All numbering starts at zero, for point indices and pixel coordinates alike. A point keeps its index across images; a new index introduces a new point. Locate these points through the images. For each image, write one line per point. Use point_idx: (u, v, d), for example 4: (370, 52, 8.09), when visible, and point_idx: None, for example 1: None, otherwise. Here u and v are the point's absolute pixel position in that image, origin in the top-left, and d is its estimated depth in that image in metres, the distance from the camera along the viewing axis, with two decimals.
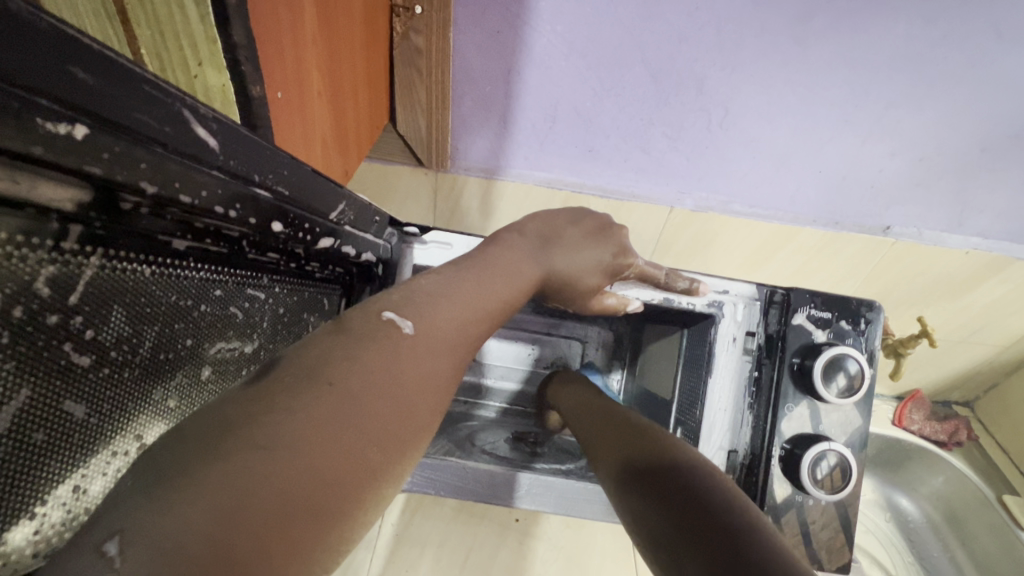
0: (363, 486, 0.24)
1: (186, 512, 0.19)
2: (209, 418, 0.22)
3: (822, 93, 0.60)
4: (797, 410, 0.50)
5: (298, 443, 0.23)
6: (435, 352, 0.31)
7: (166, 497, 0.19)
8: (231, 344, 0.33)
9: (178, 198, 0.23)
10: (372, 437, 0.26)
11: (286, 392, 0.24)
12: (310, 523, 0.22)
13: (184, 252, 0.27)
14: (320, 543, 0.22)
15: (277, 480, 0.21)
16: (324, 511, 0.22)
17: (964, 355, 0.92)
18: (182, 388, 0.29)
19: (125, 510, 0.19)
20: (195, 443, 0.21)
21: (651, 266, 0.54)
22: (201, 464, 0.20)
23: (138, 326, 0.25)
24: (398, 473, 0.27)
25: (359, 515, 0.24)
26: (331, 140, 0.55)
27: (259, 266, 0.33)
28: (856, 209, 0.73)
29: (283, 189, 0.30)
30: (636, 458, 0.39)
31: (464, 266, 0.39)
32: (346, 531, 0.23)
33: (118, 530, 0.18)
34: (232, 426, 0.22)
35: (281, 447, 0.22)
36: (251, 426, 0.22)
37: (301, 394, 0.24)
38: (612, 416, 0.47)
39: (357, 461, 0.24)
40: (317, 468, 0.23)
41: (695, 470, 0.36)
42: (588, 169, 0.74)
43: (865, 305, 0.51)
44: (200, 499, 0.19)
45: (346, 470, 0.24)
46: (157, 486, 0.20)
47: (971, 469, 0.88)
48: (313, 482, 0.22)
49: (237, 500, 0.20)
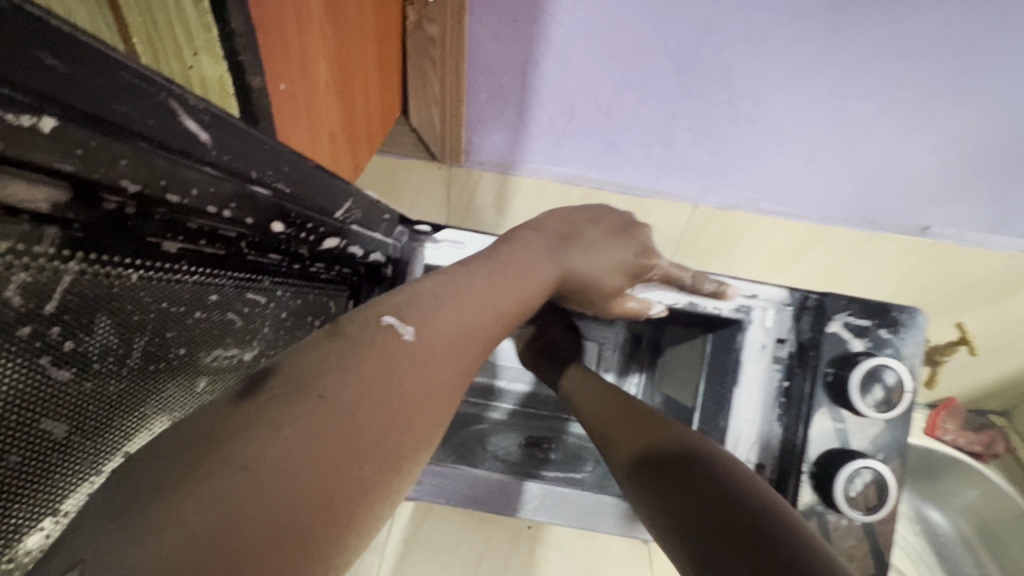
0: (357, 511, 0.22)
1: (158, 541, 0.17)
2: (190, 432, 0.20)
3: (859, 86, 0.56)
4: (833, 423, 0.47)
5: (287, 465, 0.20)
6: (439, 364, 0.29)
7: (138, 524, 0.17)
8: (229, 351, 0.30)
9: (166, 197, 0.21)
10: (369, 454, 0.23)
11: (275, 407, 0.22)
12: (300, 551, 0.20)
13: (177, 255, 0.24)
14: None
15: (263, 503, 0.19)
16: (315, 540, 0.20)
17: (1005, 363, 0.87)
18: (174, 399, 0.27)
19: (89, 535, 0.17)
20: (178, 460, 0.19)
21: (676, 267, 0.51)
22: (180, 490, 0.18)
23: (126, 335, 0.23)
24: (396, 494, 0.25)
25: (354, 540, 0.22)
26: (340, 134, 0.53)
27: (260, 268, 0.31)
28: (891, 209, 0.70)
29: (284, 186, 0.27)
30: (666, 477, 0.34)
31: (475, 267, 0.37)
32: (339, 558, 0.21)
33: (79, 560, 0.16)
34: (214, 442, 0.20)
35: (267, 468, 0.20)
36: (237, 445, 0.20)
37: (290, 409, 0.22)
38: (625, 418, 0.42)
39: (350, 481, 0.22)
40: (305, 490, 0.21)
41: (735, 493, 0.31)
42: (607, 164, 0.71)
43: (904, 311, 0.47)
44: (175, 527, 0.17)
45: (339, 493, 0.22)
46: (130, 510, 0.18)
47: (1008, 482, 0.83)
48: (302, 507, 0.20)
49: (218, 529, 0.18)
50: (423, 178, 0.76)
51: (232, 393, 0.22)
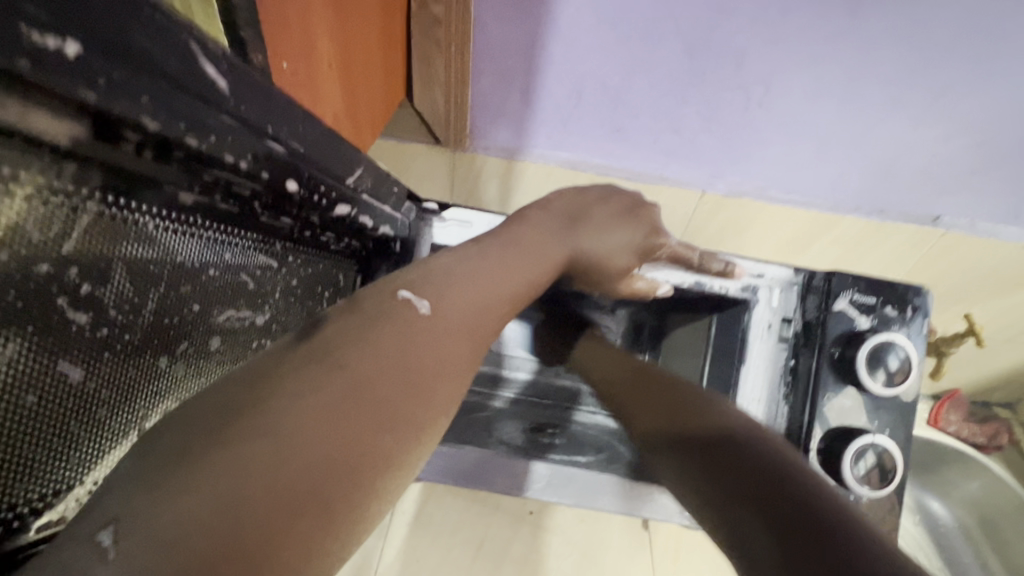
0: (377, 476, 0.22)
1: (185, 500, 0.17)
2: (214, 397, 0.20)
3: (873, 71, 0.56)
4: (838, 401, 0.46)
5: (307, 429, 0.20)
6: (454, 334, 0.28)
7: (169, 485, 0.17)
8: (242, 313, 0.30)
9: (185, 141, 0.21)
10: (387, 420, 0.23)
11: (293, 372, 0.22)
12: (322, 515, 0.19)
13: (191, 208, 0.24)
14: (332, 540, 0.20)
15: (284, 466, 0.19)
16: (337, 504, 0.20)
17: (1009, 356, 0.87)
18: (189, 356, 0.27)
19: (118, 498, 0.17)
20: (203, 422, 0.19)
21: (684, 247, 0.51)
22: (206, 453, 0.18)
23: (141, 285, 0.23)
24: (416, 463, 0.25)
25: (375, 505, 0.22)
26: (343, 115, 0.52)
27: (273, 231, 0.31)
28: (901, 198, 0.69)
29: (298, 145, 0.27)
30: (717, 472, 0.31)
31: (485, 244, 0.36)
32: (362, 525, 0.21)
33: (113, 519, 0.16)
34: (240, 408, 0.20)
35: (286, 433, 0.20)
36: (259, 412, 0.20)
37: (307, 373, 0.22)
38: (665, 405, 0.39)
39: (370, 448, 0.22)
40: (326, 453, 0.20)
41: (794, 491, 0.28)
42: (614, 149, 0.70)
43: (913, 291, 0.47)
44: (203, 488, 0.17)
45: (360, 458, 0.21)
46: (156, 470, 0.18)
47: (1009, 475, 0.83)
48: (324, 471, 0.20)
49: (243, 489, 0.18)
50: (428, 163, 0.76)
51: (255, 362, 0.23)
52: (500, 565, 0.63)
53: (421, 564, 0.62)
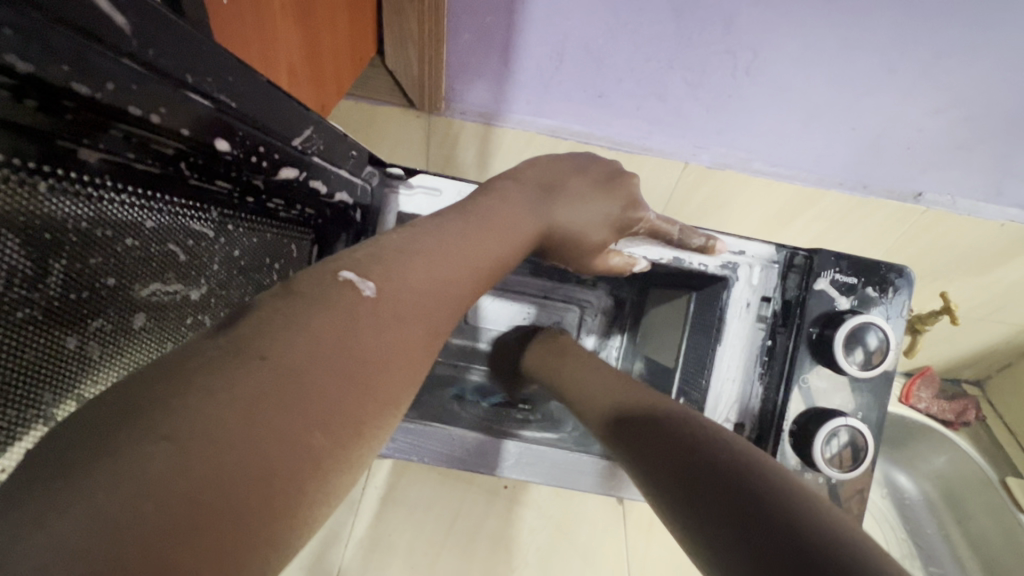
0: (305, 481, 0.20)
1: (54, 524, 0.15)
2: (109, 398, 0.18)
3: (865, 37, 0.54)
4: (812, 382, 0.46)
5: (216, 434, 0.18)
6: (405, 318, 0.26)
7: (40, 503, 0.15)
8: (171, 287, 0.27)
9: (73, 88, 0.17)
10: (319, 419, 0.21)
11: (206, 368, 0.20)
12: (233, 531, 0.17)
13: (98, 167, 0.21)
14: (246, 558, 0.17)
15: (190, 478, 0.17)
16: (255, 507, 0.18)
17: (981, 334, 0.88)
18: (105, 334, 0.24)
19: None
20: (90, 429, 0.17)
21: (664, 220, 0.48)
22: (90, 464, 0.16)
23: (39, 256, 0.20)
24: (354, 463, 0.22)
25: (303, 511, 0.20)
26: (303, 71, 0.47)
27: (205, 197, 0.28)
28: (886, 173, 0.67)
29: (228, 99, 0.24)
30: (695, 498, 0.28)
31: (447, 218, 0.34)
32: (287, 535, 0.19)
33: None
34: (138, 407, 0.18)
35: (191, 438, 0.18)
36: (163, 410, 0.18)
37: (221, 371, 0.20)
38: (637, 421, 0.37)
39: (300, 450, 0.20)
40: (247, 460, 0.18)
41: (791, 520, 0.24)
42: (597, 117, 0.67)
43: (895, 271, 0.46)
44: (82, 502, 0.15)
45: (285, 462, 0.19)
46: (29, 486, 0.15)
47: (974, 450, 0.85)
48: (237, 480, 0.18)
49: (132, 506, 0.16)
50: (402, 128, 0.71)
51: (169, 354, 0.20)
52: (474, 542, 0.63)
53: (394, 539, 0.61)
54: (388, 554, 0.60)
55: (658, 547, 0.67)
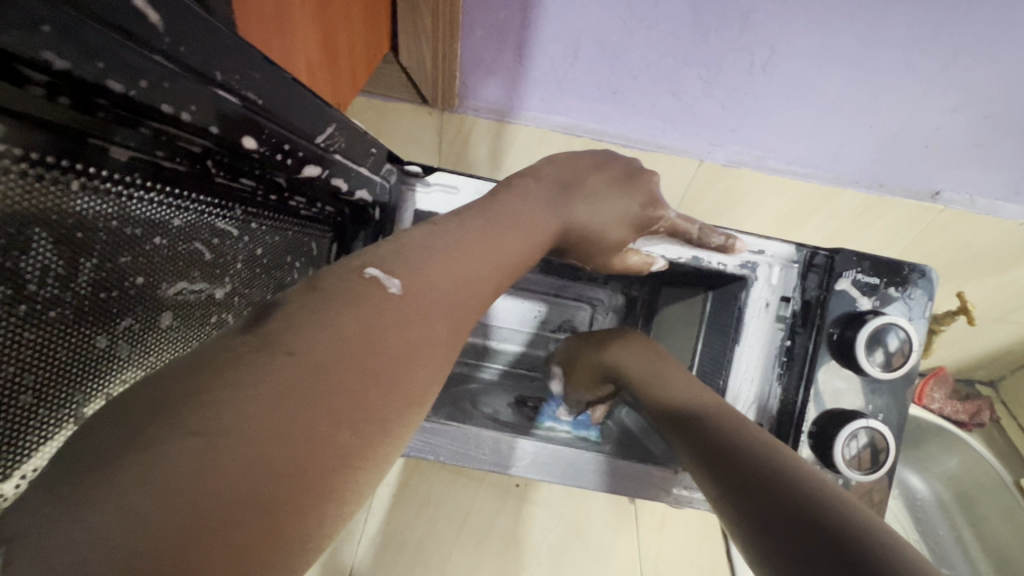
0: (338, 479, 0.20)
1: (93, 518, 0.15)
2: (143, 393, 0.18)
3: (885, 34, 0.53)
4: (832, 383, 0.45)
5: (249, 431, 0.18)
6: (432, 318, 0.26)
7: (79, 498, 0.15)
8: (197, 286, 0.27)
9: (107, 85, 0.17)
10: (350, 417, 0.21)
11: (240, 365, 0.19)
12: (264, 528, 0.17)
13: (128, 165, 0.21)
14: (275, 555, 0.17)
15: (227, 477, 0.17)
16: (285, 505, 0.18)
17: (996, 334, 0.87)
18: (133, 334, 0.24)
19: (25, 509, 0.15)
20: (127, 425, 0.17)
21: (684, 219, 0.48)
22: (127, 460, 0.16)
23: (71, 255, 0.20)
24: (381, 461, 0.22)
25: (335, 509, 0.20)
26: (320, 67, 0.46)
27: (230, 194, 0.28)
28: (903, 172, 0.67)
29: (256, 96, 0.24)
30: (756, 504, 0.30)
31: (470, 216, 0.33)
32: (319, 531, 0.19)
33: (7, 541, 0.14)
34: (174, 403, 0.18)
35: (228, 435, 0.17)
36: (199, 406, 0.18)
37: (254, 367, 0.19)
38: (694, 424, 0.39)
39: (333, 448, 0.20)
40: (281, 460, 0.18)
41: (840, 530, 0.25)
42: (611, 113, 0.66)
43: (917, 271, 0.45)
44: (122, 500, 0.15)
45: (319, 465, 0.19)
46: (67, 480, 0.15)
47: (987, 451, 0.84)
48: (271, 481, 0.18)
49: (167, 502, 0.15)
50: (415, 125, 0.71)
51: (199, 353, 0.20)
52: (486, 541, 0.63)
53: (406, 537, 0.61)
54: (401, 552, 0.60)
55: (670, 546, 0.67)
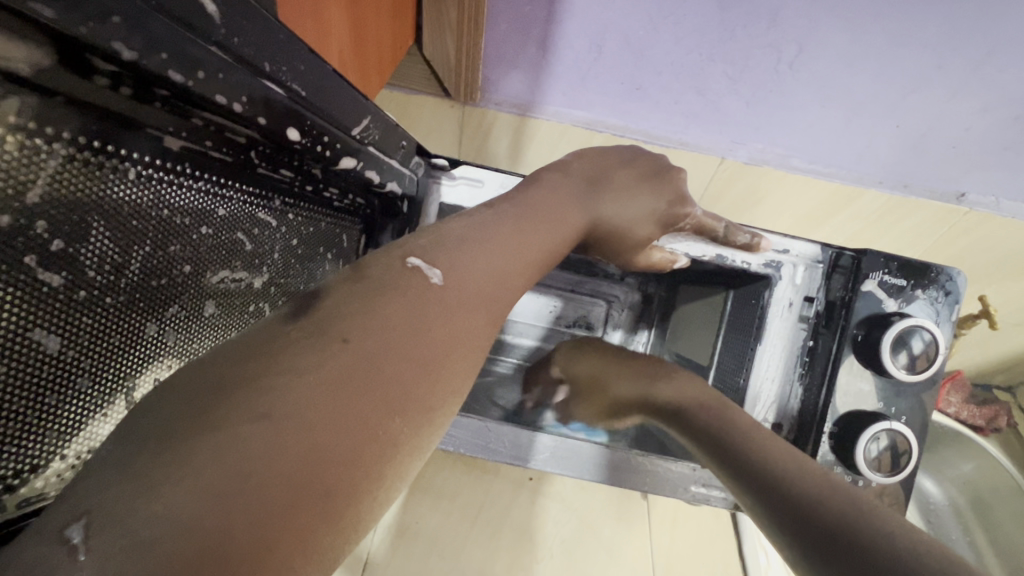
0: (382, 465, 0.20)
1: (167, 494, 0.16)
2: (200, 377, 0.19)
3: (917, 33, 0.52)
4: (855, 384, 0.45)
5: (304, 414, 0.19)
6: (470, 312, 0.26)
7: (149, 477, 0.16)
8: (237, 274, 0.28)
9: (167, 75, 0.17)
10: (394, 405, 0.21)
11: (290, 354, 0.20)
12: (321, 504, 0.18)
13: (179, 154, 0.22)
14: (332, 535, 0.18)
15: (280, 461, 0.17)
16: (335, 492, 0.19)
17: (1017, 338, 0.86)
18: (179, 322, 0.24)
19: (98, 485, 0.16)
20: (185, 408, 0.18)
21: (709, 216, 0.47)
22: (191, 442, 0.17)
23: (125, 243, 0.20)
24: (423, 447, 0.23)
25: (380, 493, 0.20)
26: (349, 57, 0.46)
27: (270, 184, 0.28)
28: (928, 172, 0.66)
29: (301, 87, 0.24)
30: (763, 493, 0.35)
31: (502, 209, 0.33)
32: (364, 513, 0.20)
33: (85, 513, 0.15)
34: (229, 387, 0.19)
35: (284, 418, 0.18)
36: (251, 391, 0.18)
37: (307, 353, 0.20)
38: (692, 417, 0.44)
39: (377, 434, 0.20)
40: (330, 445, 0.19)
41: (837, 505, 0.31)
42: (633, 109, 0.66)
43: (944, 273, 0.45)
44: (187, 480, 0.16)
45: (364, 451, 0.20)
46: (137, 459, 0.16)
47: (1005, 457, 0.83)
48: (320, 466, 0.18)
49: (228, 480, 0.16)
50: (436, 117, 0.71)
51: (247, 337, 0.21)
52: (500, 532, 0.63)
53: (421, 526, 0.62)
54: (415, 541, 0.61)
55: (682, 543, 0.67)
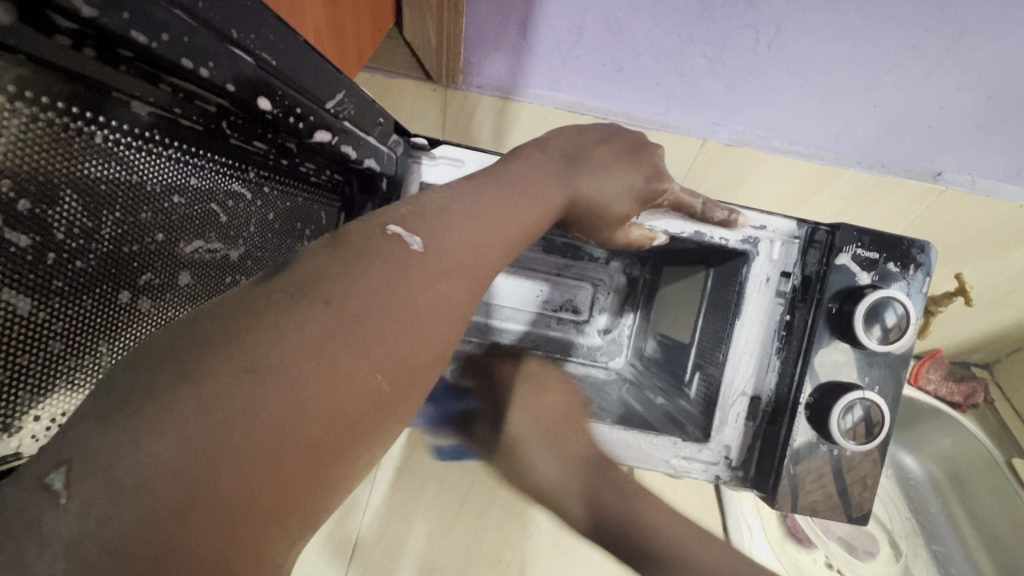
0: (364, 422, 0.21)
1: (146, 440, 0.16)
2: (183, 334, 0.19)
3: (889, 13, 0.53)
4: (830, 356, 0.46)
5: (285, 368, 0.19)
6: (450, 278, 0.26)
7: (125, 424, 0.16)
8: (212, 245, 0.28)
9: (131, 38, 0.17)
10: (375, 364, 0.22)
11: (268, 312, 0.20)
12: (303, 458, 0.18)
13: (147, 121, 0.22)
14: (315, 489, 0.19)
15: (256, 416, 0.18)
16: (315, 446, 0.19)
17: (993, 316, 0.88)
18: (155, 290, 0.25)
19: (79, 435, 0.16)
20: (164, 361, 0.18)
21: (686, 193, 0.48)
22: (167, 392, 0.17)
23: (95, 208, 0.21)
24: (406, 407, 0.23)
25: (362, 450, 0.21)
26: (326, 35, 0.46)
27: (243, 155, 0.28)
28: (905, 152, 0.67)
29: (269, 57, 0.24)
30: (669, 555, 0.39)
31: (482, 182, 0.34)
32: (346, 468, 0.20)
33: (66, 459, 0.15)
34: (210, 342, 0.18)
35: (263, 370, 0.18)
36: (233, 346, 0.18)
37: (284, 309, 0.20)
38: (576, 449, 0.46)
39: (359, 391, 0.21)
40: (308, 399, 0.19)
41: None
42: (614, 92, 0.66)
43: (916, 246, 0.46)
44: (162, 429, 0.16)
45: (345, 408, 0.20)
46: (114, 408, 0.16)
47: (982, 431, 0.86)
48: (301, 419, 0.19)
49: (206, 430, 0.17)
50: (419, 102, 0.71)
51: (228, 298, 0.21)
52: (488, 512, 0.64)
53: (410, 509, 0.63)
54: (405, 522, 0.62)
55: None
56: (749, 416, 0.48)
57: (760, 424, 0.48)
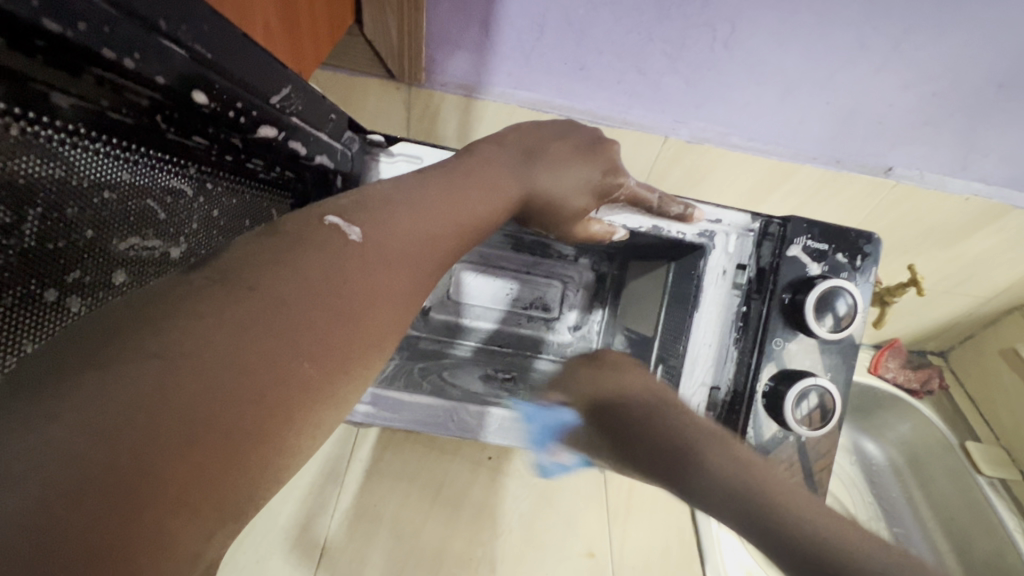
0: (295, 413, 0.21)
1: (56, 433, 0.16)
2: (97, 323, 0.18)
3: (839, 12, 0.54)
4: (785, 345, 0.47)
5: (212, 359, 0.19)
6: (394, 269, 0.26)
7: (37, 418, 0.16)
8: (150, 243, 0.27)
9: (42, 25, 0.17)
10: (309, 356, 0.22)
11: (195, 304, 0.20)
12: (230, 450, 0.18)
13: (71, 114, 0.21)
14: (241, 480, 0.19)
15: (178, 408, 0.17)
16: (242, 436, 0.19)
17: (947, 305, 0.92)
18: (85, 289, 0.24)
19: None
20: (78, 350, 0.18)
21: (643, 188, 0.48)
22: (79, 381, 0.17)
23: (14, 203, 0.20)
24: (344, 397, 0.23)
25: (293, 439, 0.21)
26: (279, 30, 0.45)
27: (183, 151, 0.27)
28: (858, 147, 0.69)
29: (203, 50, 0.23)
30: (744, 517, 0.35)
31: (433, 176, 0.34)
32: (275, 457, 0.20)
33: None
34: (125, 327, 0.18)
35: (183, 359, 0.18)
36: (153, 337, 0.18)
37: (214, 301, 0.20)
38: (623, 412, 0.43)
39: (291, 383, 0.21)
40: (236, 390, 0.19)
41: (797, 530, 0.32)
42: (576, 90, 0.67)
43: (864, 237, 0.47)
44: (73, 420, 0.16)
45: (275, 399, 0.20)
46: (21, 399, 0.16)
47: (937, 416, 0.89)
48: (226, 408, 0.19)
49: (124, 422, 0.16)
50: (382, 100, 0.70)
51: (152, 289, 0.20)
52: (459, 509, 0.64)
53: (380, 509, 0.62)
54: (374, 524, 0.61)
55: (638, 511, 0.69)
56: (708, 406, 0.49)
57: (720, 413, 0.49)
